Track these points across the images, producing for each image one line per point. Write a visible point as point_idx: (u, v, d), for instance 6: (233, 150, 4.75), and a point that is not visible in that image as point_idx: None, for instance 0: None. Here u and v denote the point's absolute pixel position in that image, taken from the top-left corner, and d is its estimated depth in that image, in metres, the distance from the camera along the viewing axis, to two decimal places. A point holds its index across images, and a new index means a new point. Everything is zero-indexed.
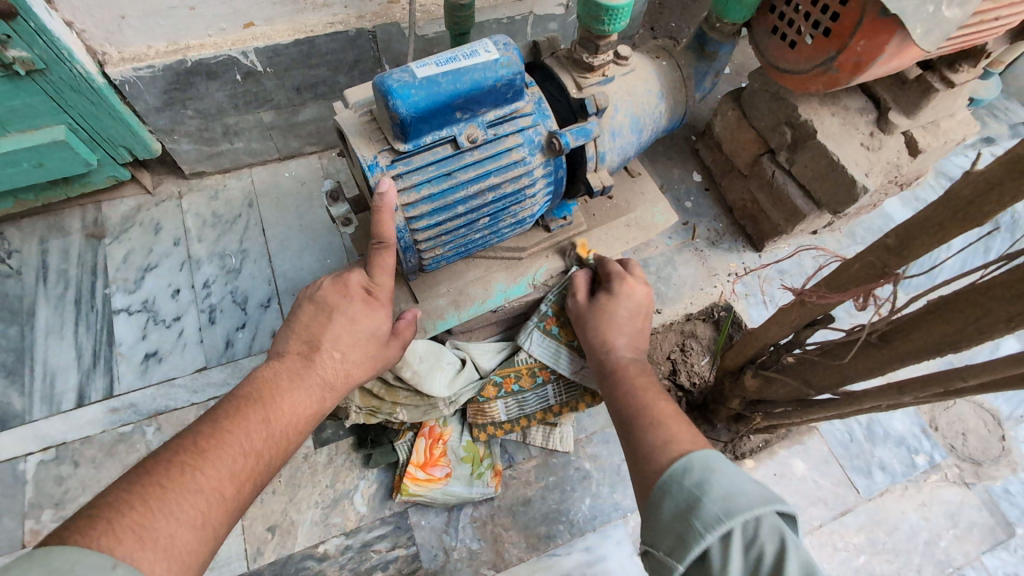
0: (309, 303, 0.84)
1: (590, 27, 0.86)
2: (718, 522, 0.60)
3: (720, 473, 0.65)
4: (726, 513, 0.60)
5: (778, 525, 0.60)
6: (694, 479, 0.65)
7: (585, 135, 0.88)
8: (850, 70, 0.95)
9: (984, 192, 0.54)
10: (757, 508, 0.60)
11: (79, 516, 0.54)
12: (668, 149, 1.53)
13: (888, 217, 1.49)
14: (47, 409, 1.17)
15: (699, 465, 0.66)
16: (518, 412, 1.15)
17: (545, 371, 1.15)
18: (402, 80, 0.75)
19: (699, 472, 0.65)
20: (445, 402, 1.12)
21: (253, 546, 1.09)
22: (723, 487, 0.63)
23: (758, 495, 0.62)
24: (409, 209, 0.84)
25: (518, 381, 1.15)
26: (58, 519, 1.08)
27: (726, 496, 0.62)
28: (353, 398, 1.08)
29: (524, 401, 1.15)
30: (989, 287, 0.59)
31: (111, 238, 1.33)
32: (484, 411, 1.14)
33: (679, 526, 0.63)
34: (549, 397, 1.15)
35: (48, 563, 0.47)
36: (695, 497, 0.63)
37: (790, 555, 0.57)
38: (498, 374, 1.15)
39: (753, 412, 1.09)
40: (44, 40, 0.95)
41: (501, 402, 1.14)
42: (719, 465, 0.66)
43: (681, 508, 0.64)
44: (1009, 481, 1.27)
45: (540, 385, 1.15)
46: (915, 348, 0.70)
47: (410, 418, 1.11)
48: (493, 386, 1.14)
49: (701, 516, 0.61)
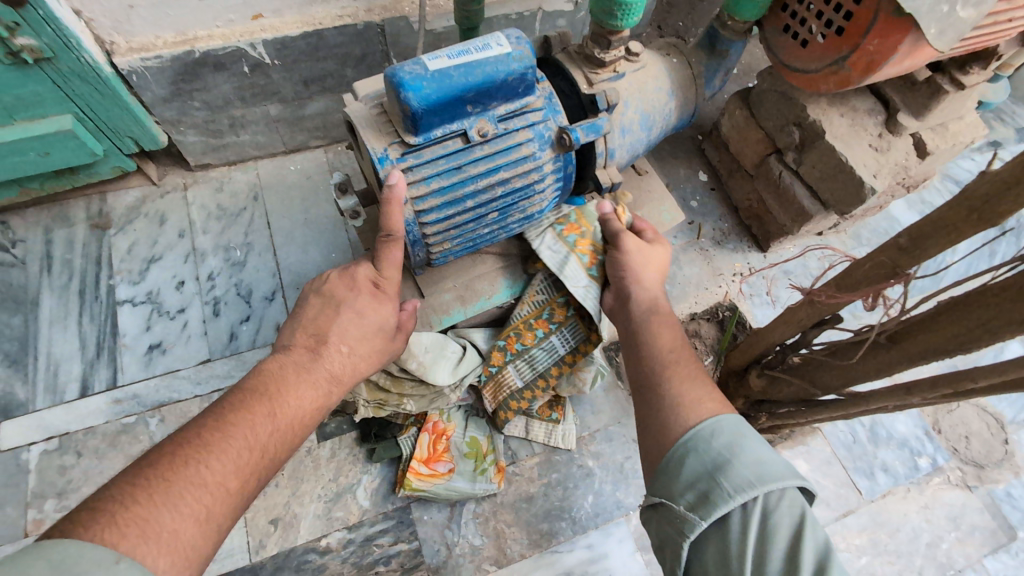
0: (316, 297, 0.83)
1: (602, 22, 0.87)
2: (747, 485, 0.60)
3: (749, 441, 0.65)
4: (756, 479, 0.60)
5: (799, 503, 0.60)
6: (724, 441, 0.65)
7: (595, 131, 0.88)
8: (863, 69, 0.95)
9: (1001, 191, 0.53)
10: (784, 479, 0.60)
11: (81, 509, 0.54)
12: (675, 148, 1.53)
13: (893, 219, 1.49)
14: (51, 399, 1.16)
15: (730, 428, 0.66)
16: (532, 374, 1.13)
17: (543, 322, 1.12)
18: (414, 72, 0.74)
19: (731, 435, 0.65)
20: (451, 388, 1.11)
21: (256, 539, 1.09)
22: (753, 454, 0.63)
23: (784, 467, 0.62)
24: (418, 203, 0.83)
25: (521, 339, 1.13)
26: (61, 509, 1.08)
27: (756, 463, 0.62)
28: (360, 391, 1.07)
29: (534, 359, 1.12)
30: (1002, 288, 0.58)
31: (116, 228, 1.32)
32: (501, 383, 1.13)
33: (705, 484, 0.62)
34: (558, 347, 1.12)
35: (48, 557, 0.47)
36: (724, 458, 0.63)
37: (810, 533, 0.57)
38: (501, 340, 1.14)
39: (757, 412, 1.09)
40: (52, 28, 0.94)
41: (512, 367, 1.13)
42: (750, 433, 0.66)
43: (707, 466, 0.63)
44: (1012, 484, 1.27)
45: (543, 338, 1.13)
46: (925, 349, 0.70)
47: (418, 408, 1.11)
48: (499, 351, 1.13)
49: (730, 476, 0.61)
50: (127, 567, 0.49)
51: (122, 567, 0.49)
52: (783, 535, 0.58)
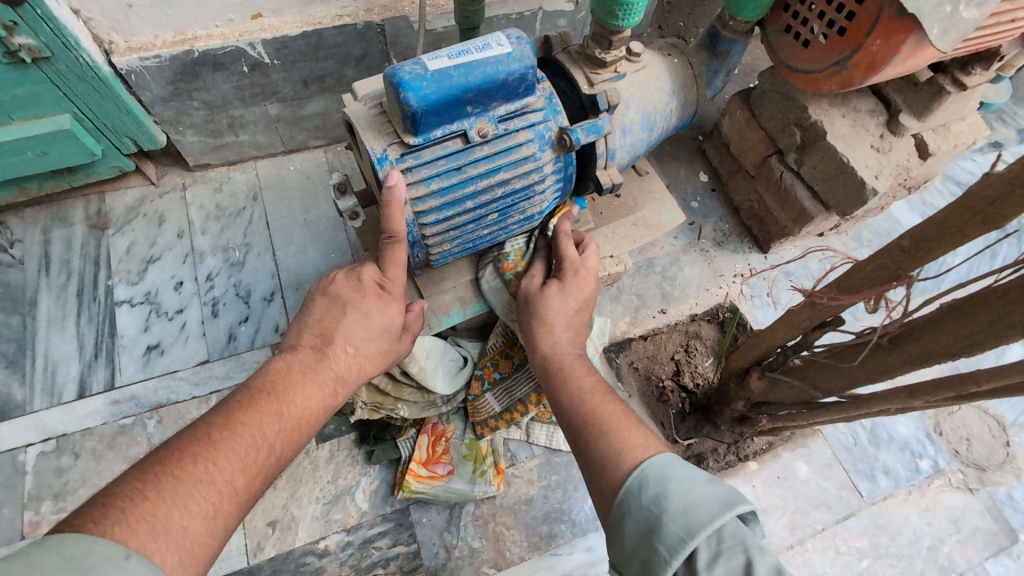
0: (322, 297, 0.83)
1: (603, 22, 0.87)
2: (681, 544, 0.57)
3: (675, 484, 0.61)
4: (687, 532, 0.57)
5: (739, 533, 0.57)
6: (651, 495, 0.61)
7: (596, 132, 0.87)
8: (866, 69, 0.94)
9: (1004, 193, 0.53)
10: (715, 520, 0.57)
11: (93, 505, 0.54)
12: (676, 148, 1.52)
13: (895, 220, 1.48)
14: (49, 400, 1.16)
15: (655, 474, 0.62)
16: (510, 400, 1.12)
17: (518, 350, 1.13)
18: (413, 72, 0.74)
19: (655, 486, 0.61)
20: (444, 399, 1.12)
21: (254, 541, 1.08)
22: (681, 499, 0.59)
23: (713, 501, 0.58)
24: (418, 203, 0.83)
25: (496, 369, 1.14)
26: (58, 511, 1.08)
27: (685, 510, 0.58)
28: (359, 393, 1.06)
29: (511, 386, 1.12)
30: (1006, 291, 0.58)
31: (115, 229, 1.32)
32: (479, 409, 1.13)
33: (647, 549, 0.59)
34: (535, 376, 1.10)
35: (61, 551, 0.46)
36: (656, 516, 0.59)
37: (757, 565, 0.54)
38: (478, 368, 1.15)
39: (758, 414, 1.08)
40: (50, 27, 0.94)
41: (490, 394, 1.13)
42: (675, 472, 0.62)
43: (643, 528, 0.60)
44: (1013, 487, 1.27)
45: (520, 366, 1.13)
46: (927, 352, 0.69)
47: (412, 415, 1.10)
48: (477, 380, 1.14)
49: (664, 538, 0.58)
50: (136, 564, 0.49)
51: (133, 563, 0.49)
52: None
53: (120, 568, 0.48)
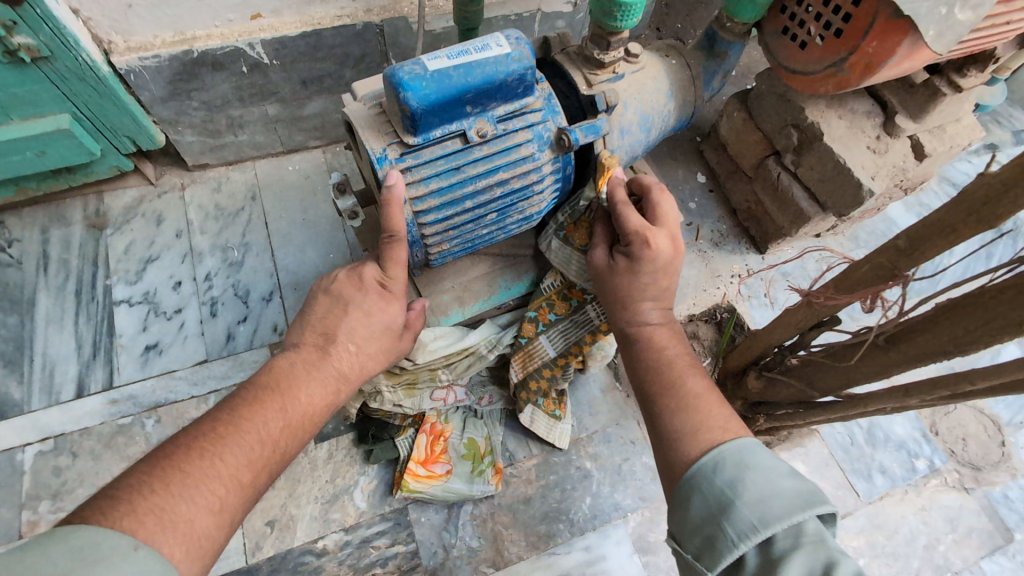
0: (325, 295, 0.83)
1: (602, 23, 0.87)
2: (754, 530, 0.57)
3: (754, 472, 0.61)
4: (760, 521, 0.57)
5: (819, 532, 0.57)
6: (726, 477, 0.61)
7: (594, 133, 0.88)
8: (861, 71, 0.95)
9: (998, 194, 0.53)
10: (794, 515, 0.57)
11: (100, 498, 0.54)
12: (674, 149, 1.53)
13: (891, 221, 1.49)
14: (47, 399, 1.16)
15: (733, 459, 0.62)
16: (564, 344, 1.09)
17: (576, 293, 1.07)
18: (413, 72, 0.74)
19: (732, 469, 0.61)
20: (487, 348, 1.11)
21: (252, 540, 1.08)
22: (758, 488, 0.59)
23: (795, 496, 0.59)
24: (417, 203, 0.83)
25: (552, 310, 1.09)
26: (56, 510, 1.07)
27: (760, 500, 0.59)
28: (381, 379, 1.06)
29: (566, 329, 1.09)
30: (1000, 290, 0.58)
31: (113, 228, 1.32)
32: (531, 354, 1.11)
33: (710, 528, 0.60)
34: (592, 319, 1.07)
35: (68, 542, 0.47)
36: (726, 499, 0.60)
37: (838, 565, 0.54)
38: (532, 310, 1.11)
39: (755, 414, 1.09)
40: (50, 27, 0.94)
41: (544, 337, 1.10)
42: (755, 461, 0.62)
43: (711, 508, 0.61)
44: (1009, 486, 1.27)
45: (577, 309, 1.08)
46: (924, 350, 0.69)
47: (456, 373, 1.10)
48: (530, 323, 1.11)
49: (735, 521, 0.58)
50: (144, 555, 0.50)
51: (142, 554, 0.50)
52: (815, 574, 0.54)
53: (129, 559, 0.49)
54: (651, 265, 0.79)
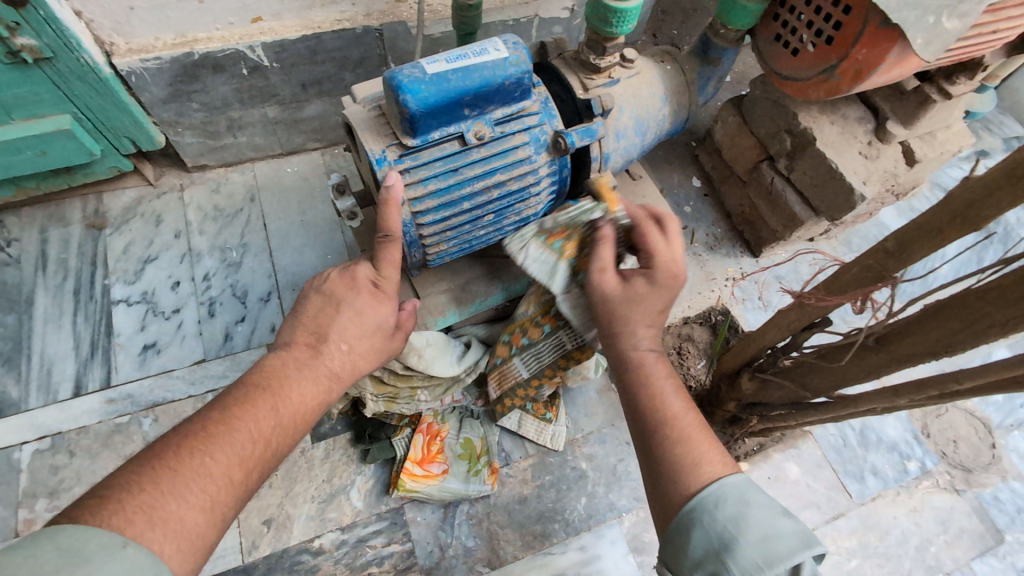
0: (317, 296, 0.84)
1: (597, 29, 0.90)
2: (757, 570, 0.58)
3: (755, 509, 0.61)
4: (764, 562, 0.58)
5: (813, 573, 0.59)
6: (729, 513, 0.61)
7: (591, 136, 0.89)
8: (851, 78, 0.97)
9: (982, 197, 0.55)
10: (796, 557, 0.58)
11: (91, 495, 0.55)
12: (669, 154, 1.55)
13: (883, 225, 1.51)
14: (44, 398, 1.16)
15: (734, 495, 0.62)
16: (538, 367, 1.07)
17: (550, 318, 1.05)
18: (413, 75, 0.76)
19: (735, 505, 0.61)
20: (465, 373, 1.13)
21: (248, 539, 1.09)
22: (761, 527, 0.60)
23: (794, 537, 0.59)
24: (415, 204, 0.84)
25: (526, 335, 1.08)
26: (53, 509, 1.08)
27: (763, 540, 0.59)
28: (366, 386, 1.08)
29: (539, 352, 1.06)
30: (985, 292, 0.60)
31: (112, 228, 1.33)
32: (506, 375, 1.10)
33: (713, 563, 0.60)
34: (564, 343, 1.04)
35: (56, 541, 0.48)
36: (730, 535, 0.60)
37: None
38: (508, 334, 1.11)
39: (749, 415, 1.10)
40: (53, 28, 0.95)
41: (517, 360, 1.09)
42: (754, 498, 0.62)
43: (714, 542, 0.60)
44: (999, 488, 1.29)
45: (551, 334, 1.05)
46: (912, 351, 0.71)
47: (433, 397, 1.13)
48: (505, 345, 1.10)
49: (738, 559, 0.59)
50: (133, 552, 0.50)
51: (131, 550, 0.50)
52: None
53: (117, 557, 0.49)
54: (660, 289, 0.78)
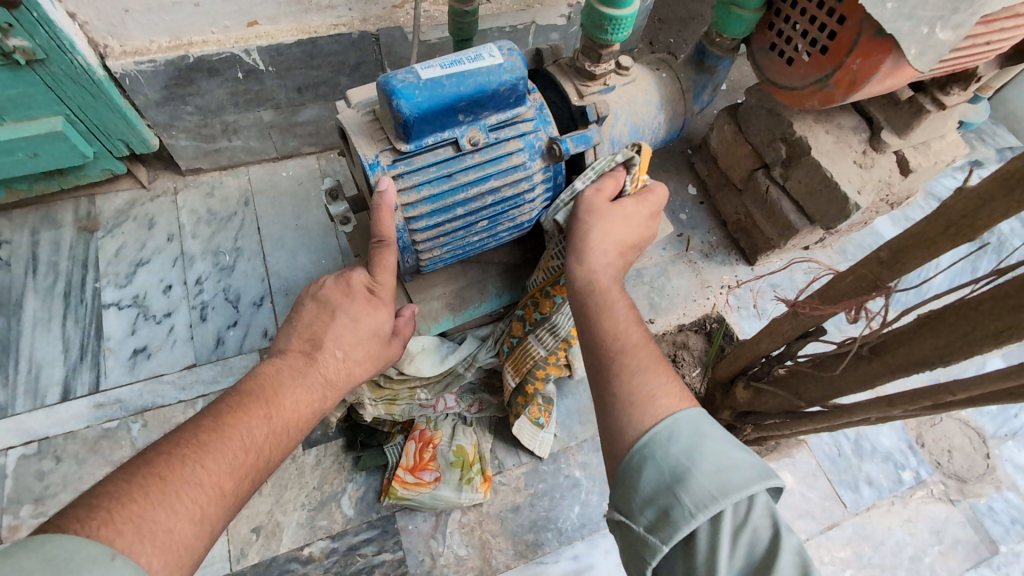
0: (312, 302, 0.83)
1: (593, 36, 0.90)
2: (711, 500, 0.55)
3: (711, 442, 0.59)
4: (719, 490, 0.55)
5: (769, 507, 0.56)
6: (682, 446, 0.59)
7: (586, 143, 0.90)
8: (846, 87, 0.97)
9: (975, 208, 0.55)
10: (750, 486, 0.56)
11: (80, 504, 0.54)
12: (666, 161, 1.55)
13: (877, 234, 1.52)
14: (31, 402, 1.15)
15: (688, 429, 0.61)
16: (555, 342, 1.07)
17: (560, 289, 1.02)
18: (407, 80, 0.75)
19: (688, 438, 0.60)
20: (463, 365, 1.12)
21: (237, 547, 1.07)
22: (715, 457, 0.58)
23: (750, 468, 0.57)
24: (408, 209, 0.84)
25: (538, 309, 1.05)
26: (38, 515, 1.06)
27: (718, 470, 0.57)
28: (363, 391, 1.06)
29: (555, 326, 1.06)
30: (979, 302, 0.59)
31: (104, 231, 1.32)
32: (523, 356, 1.09)
33: (665, 498, 0.57)
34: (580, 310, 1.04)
35: (43, 554, 0.46)
36: (683, 467, 0.58)
37: (785, 543, 0.53)
38: (520, 310, 1.08)
39: (744, 424, 1.08)
40: (47, 30, 0.95)
41: (533, 338, 1.07)
42: (709, 430, 0.61)
43: (667, 477, 0.58)
44: (993, 498, 1.29)
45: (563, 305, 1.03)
46: (906, 362, 0.70)
47: (433, 394, 1.12)
48: (519, 323, 1.09)
49: (692, 490, 0.56)
50: (122, 564, 0.49)
51: (118, 564, 0.49)
52: (760, 550, 0.54)
53: (104, 569, 0.48)
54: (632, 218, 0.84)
